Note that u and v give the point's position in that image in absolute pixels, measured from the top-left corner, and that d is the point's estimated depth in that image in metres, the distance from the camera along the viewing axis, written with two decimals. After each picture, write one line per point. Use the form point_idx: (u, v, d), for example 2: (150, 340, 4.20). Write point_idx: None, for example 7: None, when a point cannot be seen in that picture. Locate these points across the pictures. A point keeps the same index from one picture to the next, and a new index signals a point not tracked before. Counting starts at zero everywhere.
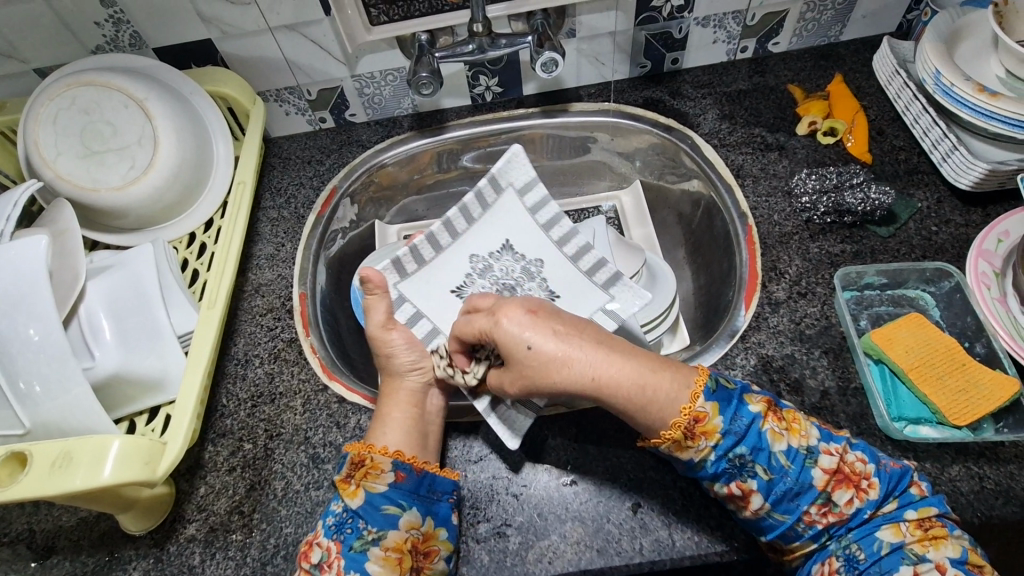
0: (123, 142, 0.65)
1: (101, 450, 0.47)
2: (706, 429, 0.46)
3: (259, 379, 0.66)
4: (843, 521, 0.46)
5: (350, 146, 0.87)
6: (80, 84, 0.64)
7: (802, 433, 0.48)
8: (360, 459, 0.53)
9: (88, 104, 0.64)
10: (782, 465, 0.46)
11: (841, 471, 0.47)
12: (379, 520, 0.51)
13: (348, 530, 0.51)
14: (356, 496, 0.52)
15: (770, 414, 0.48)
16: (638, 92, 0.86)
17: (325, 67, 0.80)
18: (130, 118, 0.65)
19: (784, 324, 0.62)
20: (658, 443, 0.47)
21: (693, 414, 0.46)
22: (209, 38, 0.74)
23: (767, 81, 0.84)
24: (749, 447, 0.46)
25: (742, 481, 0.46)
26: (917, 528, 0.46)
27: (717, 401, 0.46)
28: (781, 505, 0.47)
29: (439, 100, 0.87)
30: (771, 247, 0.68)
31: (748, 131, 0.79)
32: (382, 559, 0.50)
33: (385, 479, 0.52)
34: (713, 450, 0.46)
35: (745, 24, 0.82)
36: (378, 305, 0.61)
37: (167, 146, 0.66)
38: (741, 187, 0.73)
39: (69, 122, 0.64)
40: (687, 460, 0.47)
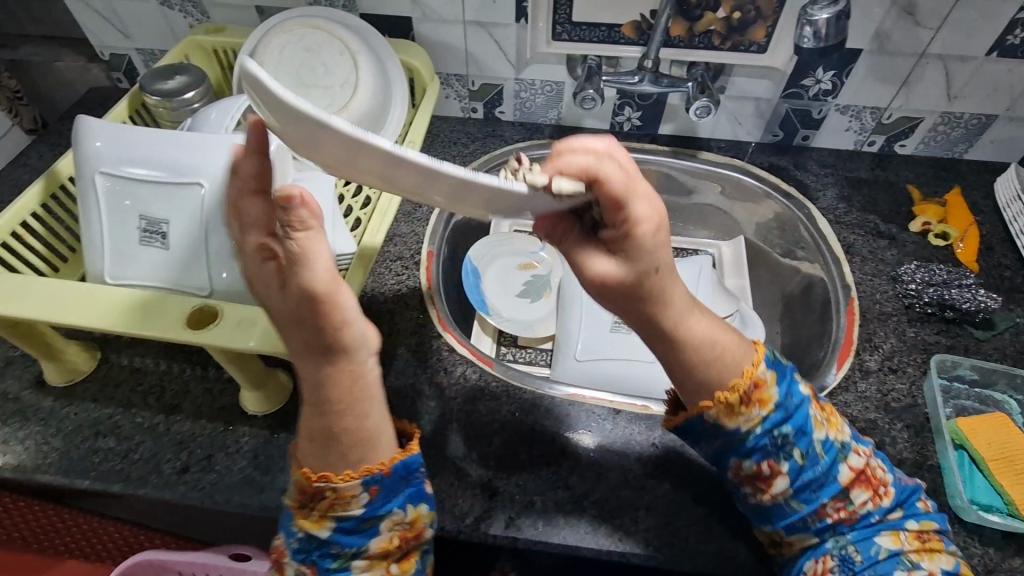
0: (329, 82, 0.75)
1: (277, 324, 0.54)
2: (762, 397, 0.51)
3: (381, 314, 0.73)
4: (852, 521, 0.51)
5: (493, 138, 0.97)
6: (312, 26, 0.76)
7: (838, 429, 0.54)
8: (314, 491, 0.48)
9: (312, 44, 0.76)
10: (816, 454, 0.51)
11: (863, 474, 0.52)
12: (353, 540, 0.50)
13: (319, 556, 0.49)
14: (318, 528, 0.49)
15: (816, 403, 0.54)
16: (765, 156, 0.93)
17: (496, 65, 0.90)
18: (342, 64, 0.75)
19: (871, 391, 0.66)
20: (706, 408, 0.51)
21: (754, 379, 0.51)
22: (410, 17, 0.85)
23: (887, 177, 0.90)
24: (793, 429, 0.51)
25: (775, 462, 0.51)
26: (916, 539, 0.51)
27: (775, 373, 0.52)
28: (802, 495, 0.52)
29: (583, 118, 0.96)
30: (870, 321, 0.72)
31: (862, 215, 0.84)
32: (370, 568, 0.50)
33: (357, 502, 0.49)
34: (762, 419, 0.51)
35: (880, 121, 0.89)
36: (257, 201, 0.43)
37: (362, 95, 0.76)
38: (849, 262, 0.79)
39: (292, 54, 0.76)
40: (731, 430, 0.51)
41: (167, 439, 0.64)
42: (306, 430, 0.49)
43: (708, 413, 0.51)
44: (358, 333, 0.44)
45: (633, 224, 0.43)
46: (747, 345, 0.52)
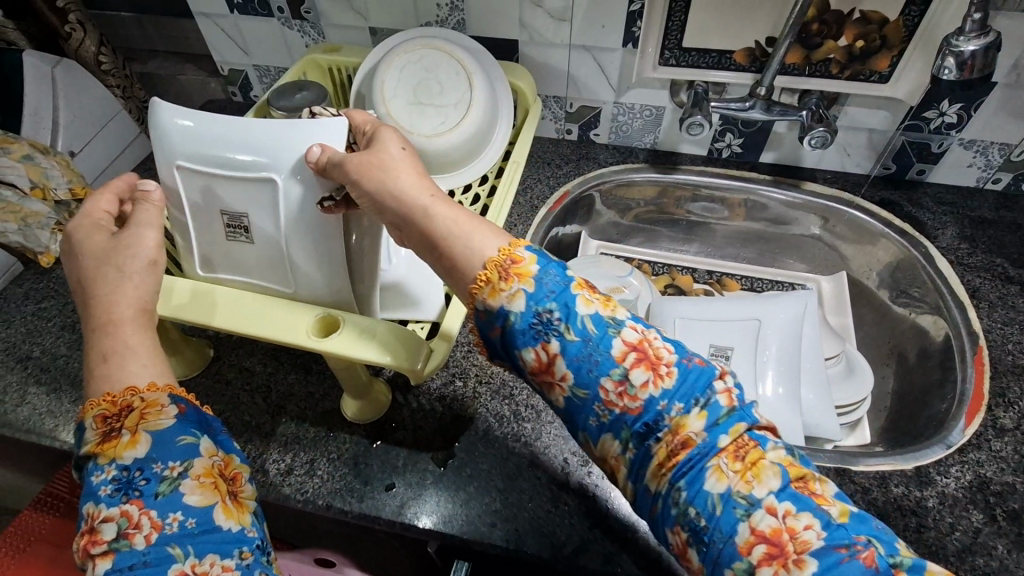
0: (444, 101, 0.77)
1: (396, 335, 0.55)
2: (519, 272, 0.45)
3: None
4: (638, 411, 0.42)
5: (586, 160, 0.96)
6: (432, 47, 0.77)
7: (612, 309, 0.45)
8: (126, 405, 0.43)
9: (431, 64, 0.77)
10: (585, 330, 0.44)
11: (643, 352, 0.44)
12: (173, 453, 0.42)
13: (138, 485, 0.40)
14: (137, 443, 0.42)
15: (588, 287, 0.46)
16: (876, 190, 0.88)
17: (597, 88, 0.90)
18: (457, 85, 0.77)
19: (1008, 452, 0.60)
20: (474, 290, 0.47)
21: (511, 255, 0.46)
22: (517, 40, 0.87)
23: (1015, 218, 0.83)
24: (559, 308, 0.44)
25: (547, 344, 0.44)
26: (736, 462, 0.40)
27: (536, 254, 0.46)
28: (584, 384, 0.44)
29: (679, 143, 0.94)
30: (1002, 374, 0.66)
31: (988, 258, 0.78)
32: (198, 486, 0.41)
33: (168, 413, 0.43)
34: (523, 294, 0.45)
35: (1009, 157, 0.82)
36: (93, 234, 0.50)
37: (474, 114, 0.78)
38: (975, 308, 0.73)
39: (411, 73, 0.77)
40: (500, 312, 0.46)
41: (272, 440, 0.66)
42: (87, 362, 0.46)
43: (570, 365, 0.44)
44: (142, 343, 0.47)
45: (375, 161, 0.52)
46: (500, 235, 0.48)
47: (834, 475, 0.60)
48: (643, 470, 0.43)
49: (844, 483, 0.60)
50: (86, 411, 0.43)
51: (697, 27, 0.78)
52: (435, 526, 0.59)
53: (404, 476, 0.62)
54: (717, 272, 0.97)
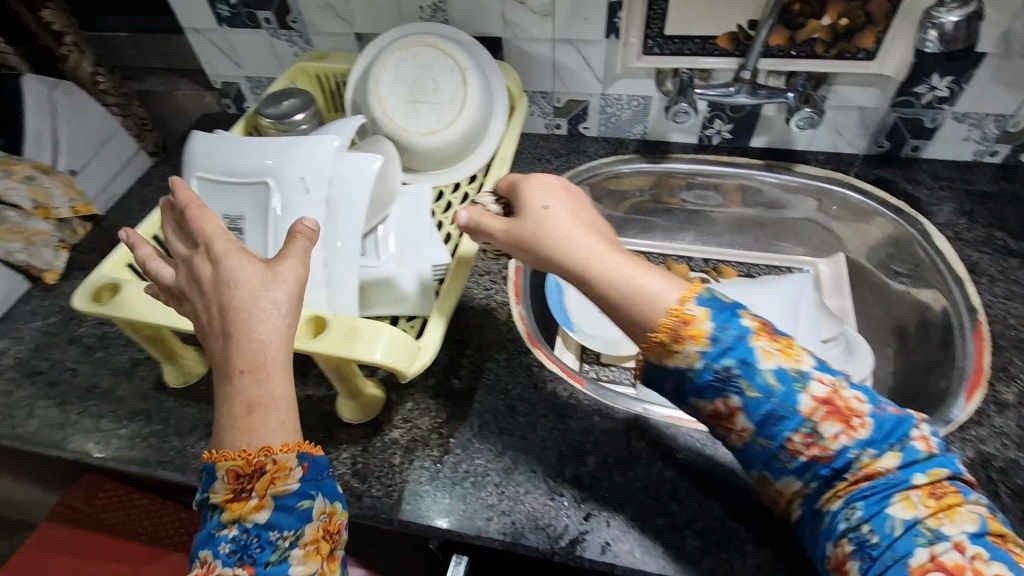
0: (439, 99, 0.76)
1: (379, 334, 0.56)
2: (694, 332, 0.47)
3: (471, 328, 0.74)
4: (829, 458, 0.45)
5: (577, 154, 0.97)
6: (425, 45, 0.76)
7: (794, 357, 0.48)
8: (252, 468, 0.42)
9: (425, 61, 0.76)
10: (767, 383, 0.46)
11: (833, 404, 0.46)
12: (291, 521, 0.43)
13: (256, 548, 0.42)
14: (259, 509, 0.43)
15: (764, 334, 0.48)
16: (870, 169, 0.87)
17: (583, 81, 0.90)
18: (452, 82, 0.76)
19: (1010, 427, 0.59)
20: (645, 348, 0.49)
21: (682, 317, 0.48)
22: (501, 37, 0.87)
23: (1015, 190, 0.82)
24: (736, 361, 0.47)
25: (727, 397, 0.47)
26: (930, 499, 0.43)
27: (708, 308, 0.48)
28: (766, 432, 0.46)
29: (669, 132, 0.94)
30: (1003, 349, 0.65)
31: (987, 232, 0.77)
32: (305, 556, 0.43)
33: (292, 477, 0.43)
34: (699, 356, 0.47)
35: (1005, 129, 0.81)
36: (245, 260, 0.46)
37: (469, 111, 0.77)
38: (974, 284, 0.72)
39: (406, 71, 0.76)
40: (675, 369, 0.49)
41: None
42: (228, 405, 0.43)
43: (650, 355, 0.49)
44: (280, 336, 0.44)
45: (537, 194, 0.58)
46: (675, 284, 0.50)
47: None
48: (817, 498, 0.46)
49: None
50: (220, 459, 0.42)
51: (678, 14, 0.78)
52: (431, 522, 0.59)
53: (401, 474, 0.63)
54: (714, 260, 0.98)
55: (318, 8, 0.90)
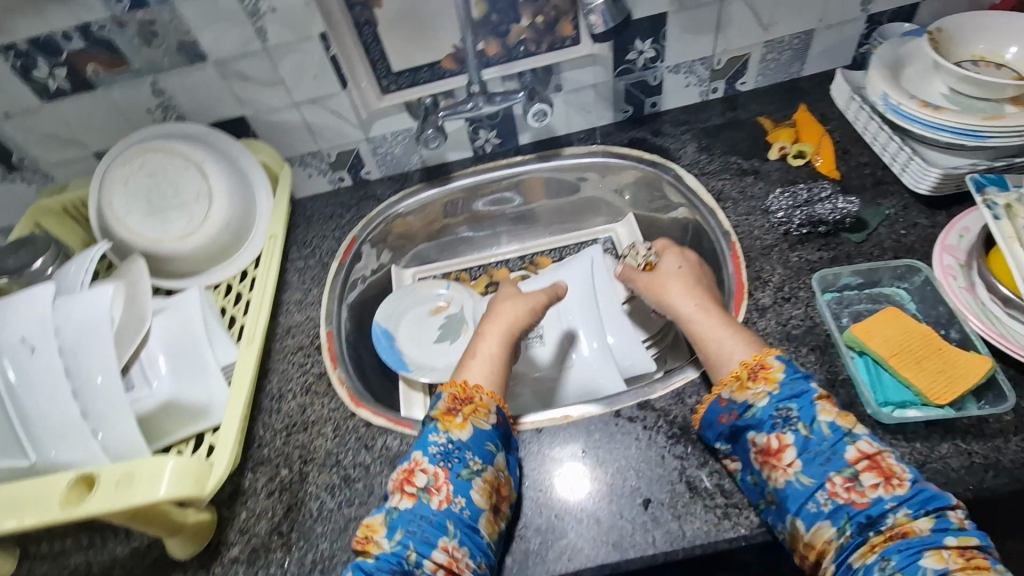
0: (183, 199, 0.74)
1: (159, 470, 0.52)
2: (767, 375, 0.55)
3: (293, 411, 0.71)
4: (864, 506, 0.48)
5: (367, 200, 0.97)
6: (149, 152, 0.74)
7: (773, 382, 0.55)
8: (467, 397, 0.60)
9: (154, 168, 0.74)
10: (822, 430, 0.51)
11: (877, 462, 0.49)
12: (481, 453, 0.56)
13: (455, 459, 0.55)
14: (462, 429, 0.57)
15: (830, 399, 0.54)
16: (623, 133, 0.95)
17: (343, 132, 0.91)
18: (190, 179, 0.74)
19: (771, 327, 0.67)
20: (722, 387, 0.57)
21: (761, 362, 0.56)
22: (244, 116, 0.86)
23: (739, 116, 0.92)
24: (799, 406, 0.53)
25: (783, 434, 0.52)
26: (959, 556, 0.44)
27: (784, 362, 0.56)
28: (812, 470, 0.50)
29: (445, 153, 0.97)
30: (754, 259, 0.73)
31: (725, 160, 0.86)
32: (480, 489, 0.54)
33: (490, 417, 0.59)
34: (767, 395, 0.54)
35: (713, 68, 0.92)
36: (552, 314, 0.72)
37: (220, 200, 0.75)
38: (723, 209, 0.80)
39: (139, 183, 0.74)
40: (741, 405, 0.55)
41: None
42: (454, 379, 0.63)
43: (724, 390, 0.57)
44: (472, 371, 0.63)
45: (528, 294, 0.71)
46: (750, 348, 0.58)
47: (639, 409, 0.63)
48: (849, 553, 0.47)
49: (649, 414, 0.63)
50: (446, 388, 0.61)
51: (397, 50, 0.81)
52: None
53: None
54: (529, 254, 1.02)
55: (38, 141, 0.84)
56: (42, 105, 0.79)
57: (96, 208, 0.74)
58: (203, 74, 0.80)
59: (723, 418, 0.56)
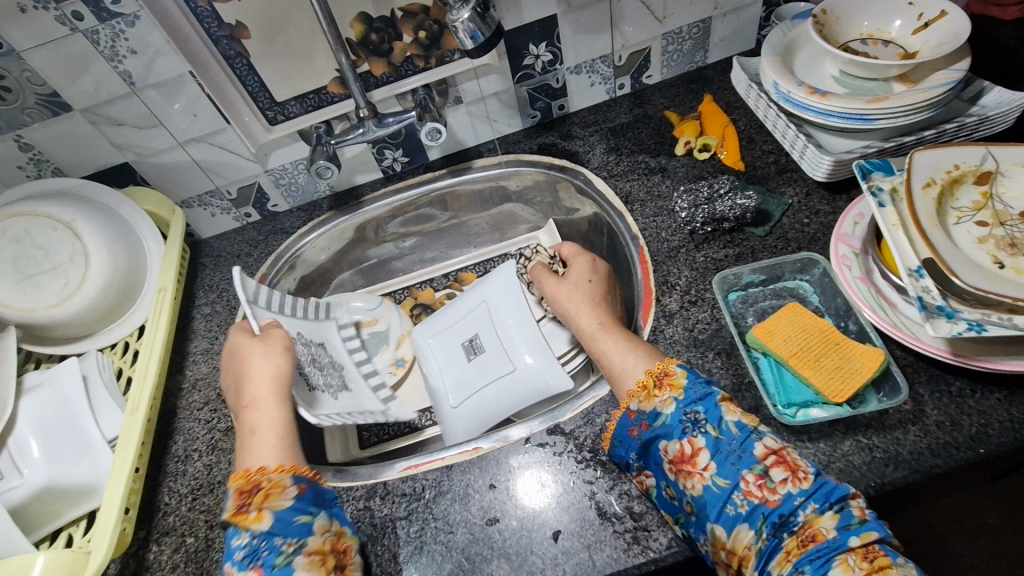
0: (54, 262, 0.69)
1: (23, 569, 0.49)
2: (672, 382, 0.54)
3: (198, 472, 0.68)
4: (776, 504, 0.46)
5: (276, 234, 0.93)
6: (10, 215, 0.69)
7: (678, 386, 0.53)
8: (252, 486, 0.52)
9: (19, 232, 0.69)
10: (730, 429, 0.50)
11: (784, 456, 0.48)
12: (294, 530, 0.50)
13: (264, 553, 0.48)
14: (260, 520, 0.49)
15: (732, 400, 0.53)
16: (532, 140, 0.93)
17: (239, 168, 0.87)
18: (61, 239, 0.70)
19: (678, 333, 0.65)
20: (630, 397, 0.55)
21: (665, 369, 0.55)
22: (128, 161, 0.82)
23: (646, 111, 0.91)
24: (704, 408, 0.51)
25: (693, 438, 0.50)
26: (864, 560, 0.42)
27: (686, 367, 0.55)
28: (723, 471, 0.48)
29: (353, 177, 0.93)
30: (661, 263, 0.72)
31: (632, 160, 0.85)
32: (310, 564, 0.48)
33: (287, 494, 0.51)
34: (673, 401, 0.52)
35: (615, 65, 0.90)
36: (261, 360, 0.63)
37: (98, 259, 0.71)
38: (630, 212, 0.78)
39: (3, 252, 0.69)
40: (650, 413, 0.53)
41: None
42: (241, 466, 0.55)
43: (632, 400, 0.55)
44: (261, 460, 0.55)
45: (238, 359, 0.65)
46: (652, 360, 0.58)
47: (550, 434, 0.61)
48: (767, 560, 0.45)
49: (559, 438, 0.61)
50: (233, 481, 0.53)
51: (277, 80, 0.77)
52: None
53: None
54: (452, 272, 0.99)
55: None
56: None
57: None
58: (72, 123, 0.75)
59: (634, 430, 0.54)
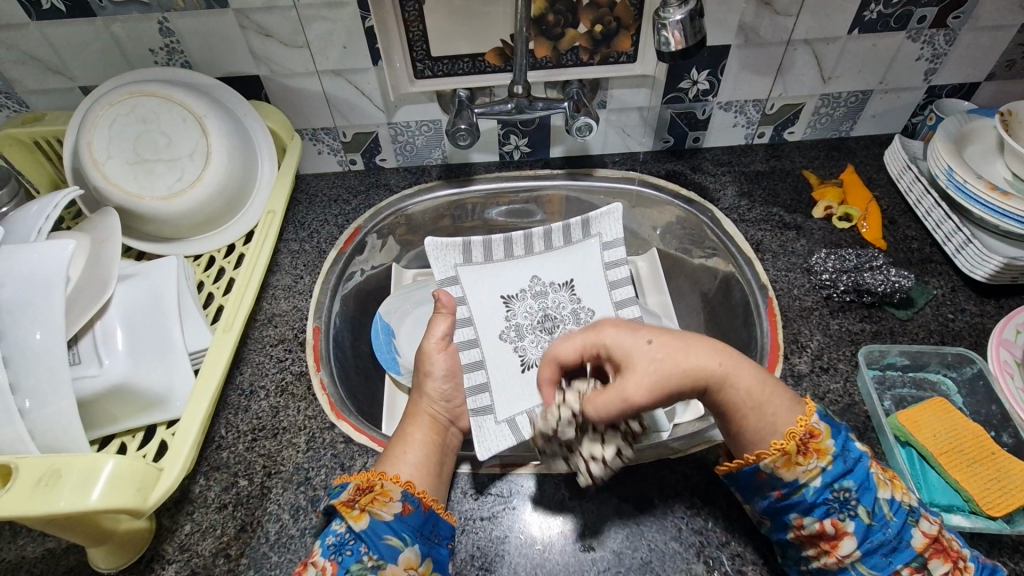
0: (175, 153, 0.66)
1: (91, 471, 0.44)
2: (819, 447, 0.47)
3: (262, 412, 0.62)
4: None
5: (377, 189, 0.88)
6: (144, 94, 0.66)
7: (826, 456, 0.46)
8: (369, 485, 0.50)
9: (148, 113, 0.66)
10: (886, 513, 0.45)
11: (941, 542, 0.46)
12: (381, 548, 0.47)
13: (347, 552, 0.47)
14: (360, 520, 0.48)
15: (876, 462, 0.48)
16: (661, 164, 0.89)
17: (364, 113, 0.82)
18: (187, 132, 0.66)
19: (807, 398, 0.61)
20: (765, 455, 0.47)
21: (811, 427, 0.47)
22: (258, 75, 0.76)
23: (783, 166, 0.87)
24: (856, 483, 0.46)
25: (842, 520, 0.46)
26: None
27: (830, 424, 0.48)
28: (871, 559, 0.45)
29: (469, 154, 0.89)
30: (792, 320, 0.68)
31: (765, 210, 0.81)
32: None
33: (392, 508, 0.49)
34: (823, 472, 0.46)
35: (764, 112, 0.87)
36: (440, 359, 0.66)
37: (217, 163, 0.67)
38: (761, 261, 0.75)
39: (126, 128, 0.65)
40: (788, 483, 0.47)
41: None
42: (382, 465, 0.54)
43: (765, 462, 0.47)
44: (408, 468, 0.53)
45: (426, 359, 0.65)
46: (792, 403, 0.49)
47: (658, 470, 0.57)
48: None
49: (668, 476, 0.56)
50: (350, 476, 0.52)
51: (438, 34, 0.74)
52: None
53: None
54: None
55: (15, 62, 0.72)
56: (28, 22, 0.68)
57: (75, 148, 0.66)
58: (220, 21, 0.70)
59: (761, 493, 0.48)
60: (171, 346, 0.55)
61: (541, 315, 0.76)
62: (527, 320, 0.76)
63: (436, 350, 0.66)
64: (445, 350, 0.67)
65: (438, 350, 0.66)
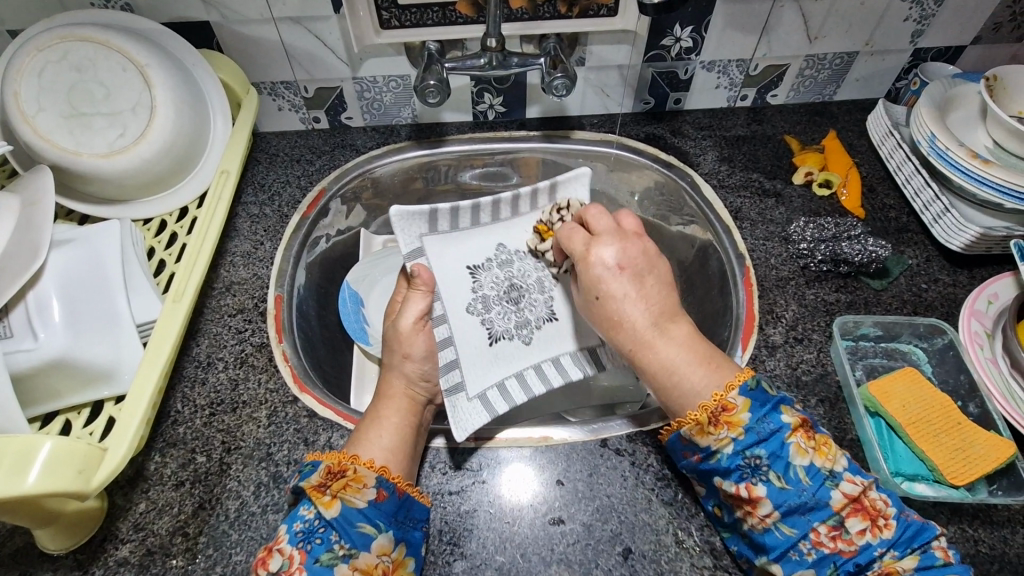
0: (115, 107, 0.60)
1: (26, 452, 0.41)
2: (730, 419, 0.46)
3: (220, 385, 0.59)
4: (852, 554, 0.43)
5: (343, 149, 0.83)
6: (75, 39, 0.59)
7: (735, 426, 0.46)
8: (341, 469, 0.48)
9: (82, 61, 0.60)
10: (799, 478, 0.44)
11: (861, 502, 0.44)
12: (353, 537, 0.46)
13: (316, 540, 0.45)
14: (331, 506, 0.46)
15: (801, 430, 0.46)
16: (640, 127, 0.85)
17: (326, 66, 0.76)
18: (128, 83, 0.61)
19: (781, 368, 0.61)
20: (679, 425, 0.47)
21: (722, 402, 0.46)
22: (208, 21, 0.70)
23: (765, 130, 0.85)
24: (767, 452, 0.45)
25: (753, 484, 0.45)
26: None
27: (750, 398, 0.46)
28: (791, 519, 0.45)
29: (440, 112, 0.84)
30: (768, 290, 0.67)
31: (745, 176, 0.79)
32: None
33: (365, 495, 0.48)
34: (733, 442, 0.46)
35: (748, 73, 0.83)
36: (421, 338, 0.61)
37: (163, 118, 0.62)
38: (739, 229, 0.73)
39: (57, 78, 0.59)
40: (703, 448, 0.47)
41: None
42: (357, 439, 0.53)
43: (682, 429, 0.47)
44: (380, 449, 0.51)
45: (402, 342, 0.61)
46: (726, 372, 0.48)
47: (630, 441, 0.56)
48: None
49: (639, 448, 0.56)
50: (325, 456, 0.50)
51: None
52: None
53: None
54: None
55: None
56: None
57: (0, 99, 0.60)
58: None
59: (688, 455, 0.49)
60: (115, 317, 0.51)
61: (508, 285, 0.67)
62: (494, 291, 0.67)
63: (416, 325, 0.61)
64: (422, 330, 0.62)
65: (416, 330, 0.61)
